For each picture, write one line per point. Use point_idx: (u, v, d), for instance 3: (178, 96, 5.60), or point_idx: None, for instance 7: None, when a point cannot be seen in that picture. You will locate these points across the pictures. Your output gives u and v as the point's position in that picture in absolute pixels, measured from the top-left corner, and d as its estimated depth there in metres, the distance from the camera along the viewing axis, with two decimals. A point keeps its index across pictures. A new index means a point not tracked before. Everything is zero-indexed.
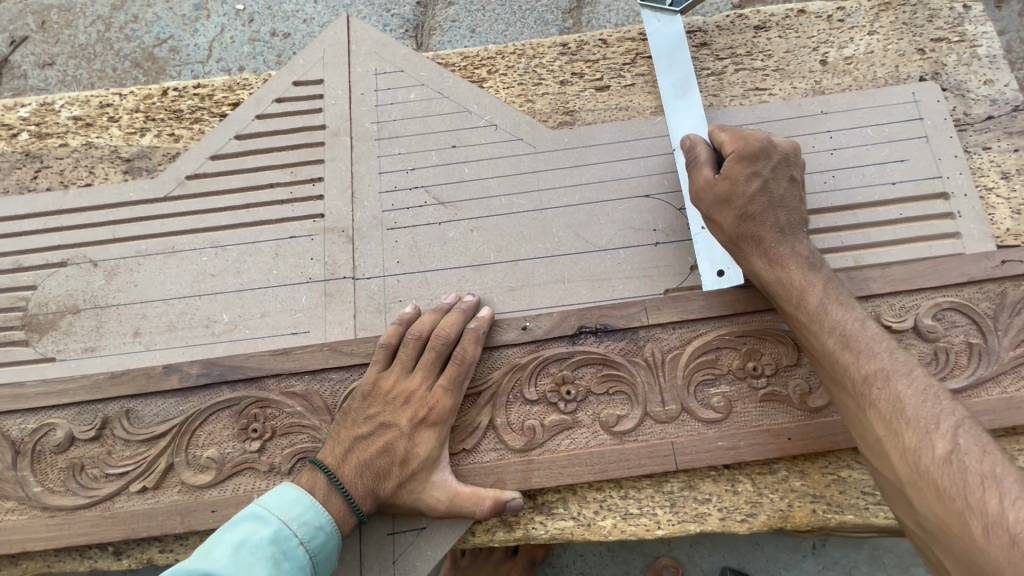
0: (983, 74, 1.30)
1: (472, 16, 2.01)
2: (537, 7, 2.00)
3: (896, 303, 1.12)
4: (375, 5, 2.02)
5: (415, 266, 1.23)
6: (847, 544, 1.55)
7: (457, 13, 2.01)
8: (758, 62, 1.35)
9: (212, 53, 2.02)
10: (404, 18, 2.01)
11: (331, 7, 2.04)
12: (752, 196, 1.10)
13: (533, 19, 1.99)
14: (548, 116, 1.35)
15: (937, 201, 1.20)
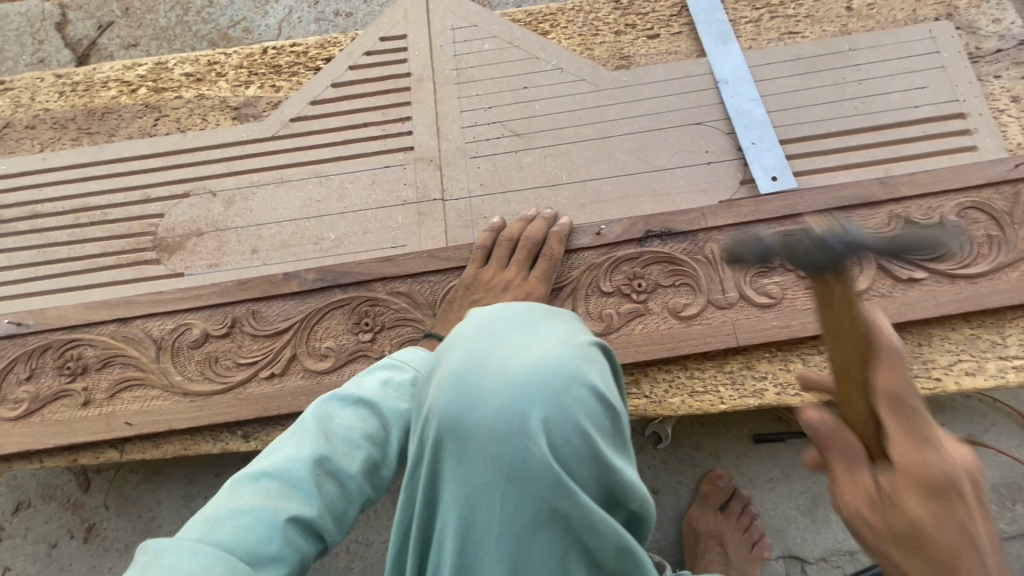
0: (991, 15, 1.47)
1: None
2: None
3: (922, 204, 1.28)
4: None
5: (497, 188, 1.41)
6: None
7: None
8: (790, 11, 1.53)
9: (281, 32, 2.23)
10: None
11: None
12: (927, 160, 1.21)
13: None
14: (606, 61, 1.54)
15: (956, 120, 1.36)
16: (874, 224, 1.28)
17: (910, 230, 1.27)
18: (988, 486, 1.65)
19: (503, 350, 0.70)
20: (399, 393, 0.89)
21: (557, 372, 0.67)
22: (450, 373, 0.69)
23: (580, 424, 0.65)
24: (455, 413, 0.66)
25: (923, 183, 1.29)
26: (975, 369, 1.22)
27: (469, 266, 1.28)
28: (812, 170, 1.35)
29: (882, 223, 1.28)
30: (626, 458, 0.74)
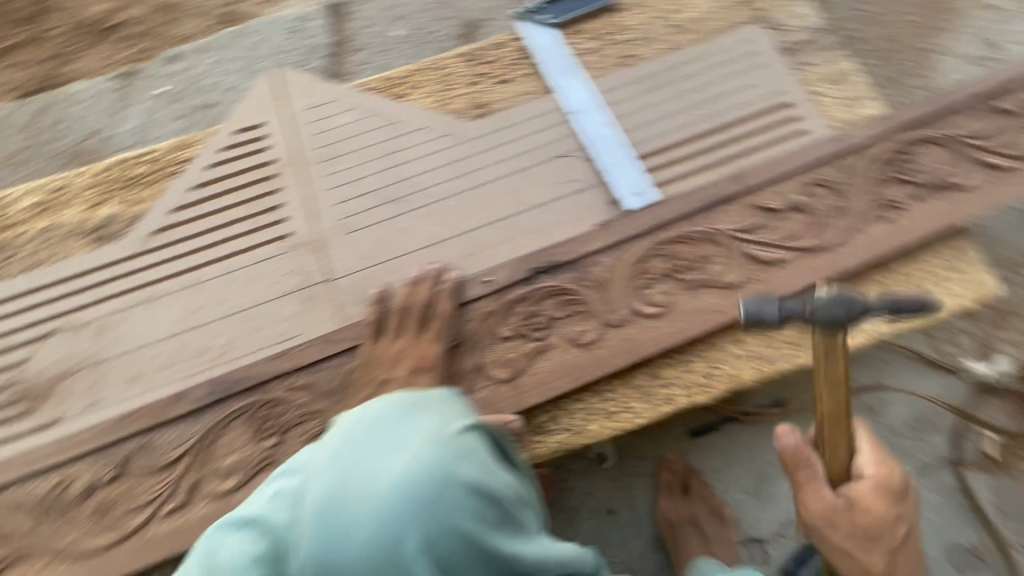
0: (793, 10, 1.63)
1: (379, 53, 2.24)
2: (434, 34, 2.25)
3: (771, 191, 1.39)
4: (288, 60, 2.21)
5: (382, 257, 1.41)
6: (806, 416, 1.79)
7: (365, 53, 2.23)
8: (623, 36, 1.63)
9: None
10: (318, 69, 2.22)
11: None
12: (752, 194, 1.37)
13: (433, 46, 2.23)
14: (466, 112, 1.57)
15: (786, 110, 1.49)
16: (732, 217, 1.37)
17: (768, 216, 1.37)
18: (902, 424, 1.76)
19: (375, 468, 0.75)
20: (285, 501, 0.76)
21: (426, 482, 0.74)
22: (320, 496, 0.73)
23: (456, 530, 0.73)
24: (329, 549, 0.70)
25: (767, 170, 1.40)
26: None
27: (363, 345, 1.30)
28: (672, 178, 1.43)
29: (743, 213, 1.37)
30: (520, 533, 0.82)
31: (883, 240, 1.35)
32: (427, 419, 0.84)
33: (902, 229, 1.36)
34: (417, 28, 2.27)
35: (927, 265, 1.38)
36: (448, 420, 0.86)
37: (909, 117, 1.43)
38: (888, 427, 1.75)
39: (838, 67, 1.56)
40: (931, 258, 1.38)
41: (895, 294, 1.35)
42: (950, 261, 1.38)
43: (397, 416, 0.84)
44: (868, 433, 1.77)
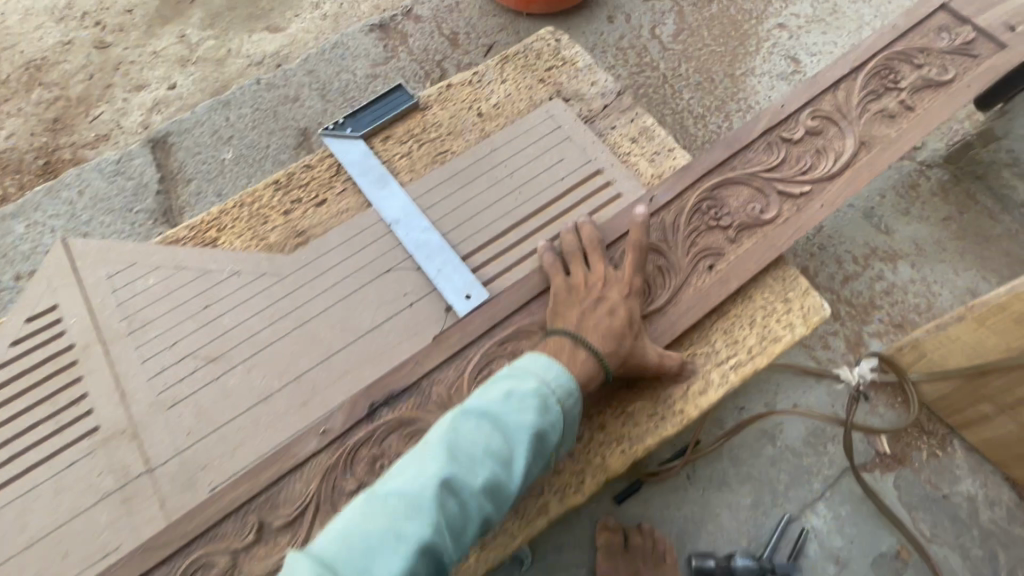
0: (588, 80, 1.70)
1: (213, 183, 2.19)
2: (269, 152, 2.23)
3: (599, 253, 1.32)
4: (117, 211, 2.13)
5: (206, 427, 1.27)
6: (711, 459, 1.76)
7: (199, 185, 2.18)
8: (432, 134, 1.63)
9: None
10: (148, 211, 2.14)
11: (71, 228, 2.10)
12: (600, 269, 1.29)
13: (269, 163, 2.22)
14: (284, 243, 1.50)
15: (597, 177, 1.53)
16: (575, 282, 1.27)
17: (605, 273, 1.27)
18: (801, 442, 1.77)
19: None
20: None
21: None
22: None
23: None
24: None
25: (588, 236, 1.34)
26: (703, 386, 1.31)
27: (197, 541, 1.15)
28: (500, 271, 1.41)
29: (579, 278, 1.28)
30: None
31: (713, 290, 1.35)
32: (516, 408, 0.98)
33: (728, 275, 1.36)
34: (250, 150, 2.23)
35: (763, 303, 1.38)
36: (540, 409, 0.99)
37: (710, 163, 1.48)
38: (788, 448, 1.77)
39: (639, 126, 1.62)
40: (765, 294, 1.39)
41: (739, 338, 1.35)
42: (783, 293, 1.39)
43: (497, 412, 0.97)
44: (771, 460, 1.76)
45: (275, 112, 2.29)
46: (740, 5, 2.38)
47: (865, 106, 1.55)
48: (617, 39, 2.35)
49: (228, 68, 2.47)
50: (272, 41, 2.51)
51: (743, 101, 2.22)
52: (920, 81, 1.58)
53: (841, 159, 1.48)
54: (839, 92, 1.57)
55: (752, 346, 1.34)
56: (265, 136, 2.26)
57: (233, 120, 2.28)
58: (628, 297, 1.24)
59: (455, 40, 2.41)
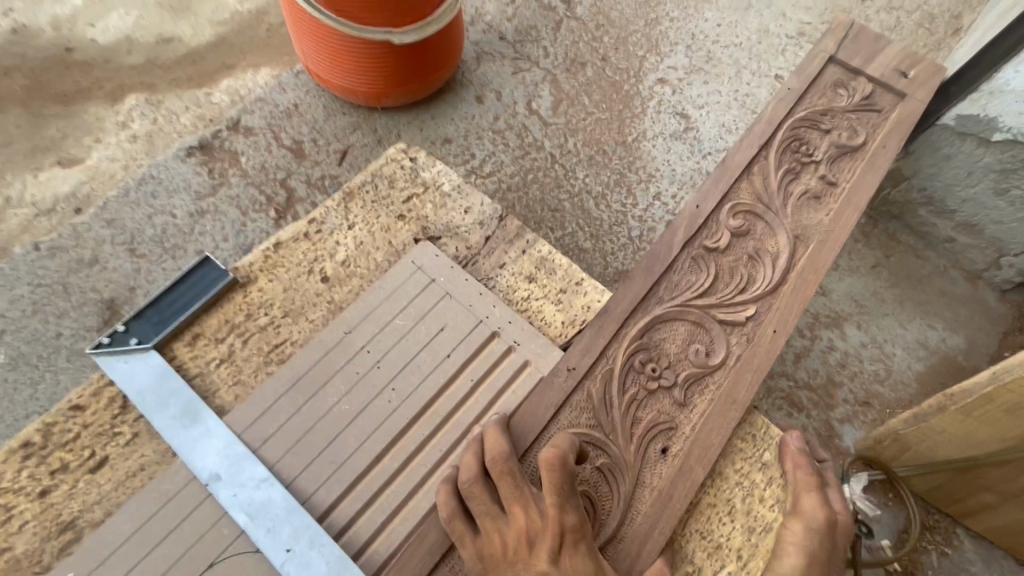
0: (460, 206, 1.35)
1: None
2: (62, 345, 1.63)
3: (511, 484, 0.91)
4: None
5: None
6: None
7: None
8: (262, 320, 1.19)
9: None
10: None
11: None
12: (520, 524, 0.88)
13: (64, 358, 1.62)
14: (41, 551, 0.97)
15: (493, 343, 1.16)
16: (490, 549, 0.88)
17: (526, 524, 0.88)
18: None
19: None
20: None
21: None
22: None
23: None
24: None
25: (491, 457, 0.94)
26: None
27: None
28: (383, 522, 0.98)
29: (493, 539, 0.88)
30: None
31: (675, 487, 1.01)
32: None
33: (688, 458, 1.03)
34: (32, 344, 1.61)
35: (739, 479, 1.06)
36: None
37: (631, 300, 1.17)
38: None
39: (535, 257, 1.28)
40: (738, 466, 1.07)
41: (722, 541, 1.01)
42: (758, 457, 1.08)
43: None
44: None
45: (65, 285, 1.68)
46: (615, 63, 2.12)
47: (786, 189, 1.34)
48: (491, 122, 2.00)
49: (5, 225, 1.74)
50: (67, 181, 1.82)
51: (642, 170, 1.96)
52: (834, 149, 1.40)
53: (779, 264, 1.24)
54: (754, 176, 1.35)
55: (741, 547, 1.01)
56: (53, 321, 1.64)
57: (2, 309, 1.64)
58: (563, 561, 0.85)
59: (299, 151, 1.92)
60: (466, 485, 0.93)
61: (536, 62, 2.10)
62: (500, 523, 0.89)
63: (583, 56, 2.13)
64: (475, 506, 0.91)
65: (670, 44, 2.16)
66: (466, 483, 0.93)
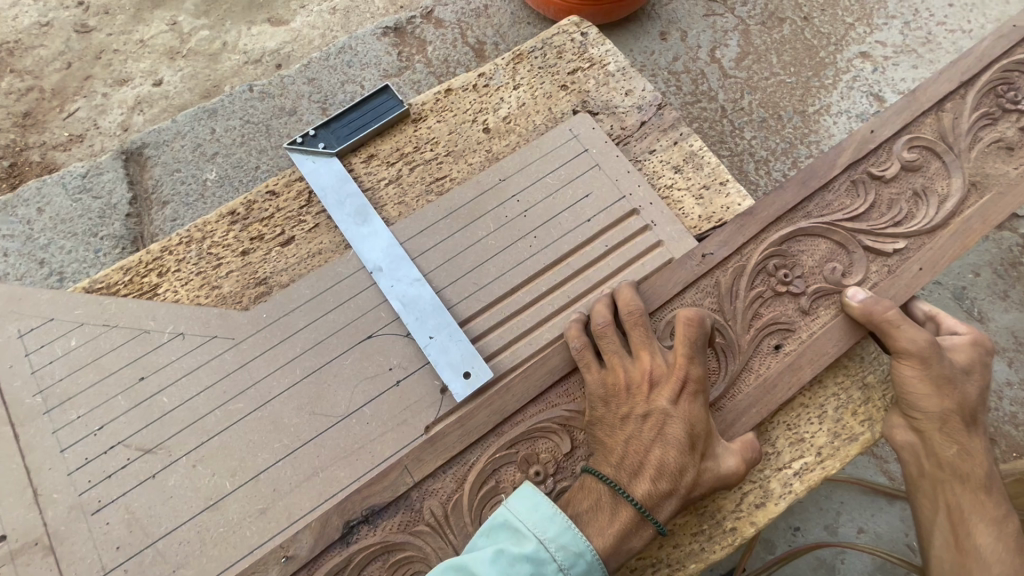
0: (622, 88, 1.38)
1: (192, 208, 1.88)
2: (259, 175, 1.92)
3: (642, 332, 1.03)
4: (78, 235, 1.83)
5: (141, 542, 1.02)
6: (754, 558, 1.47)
7: (175, 210, 1.88)
8: (427, 154, 1.32)
9: None
10: (116, 237, 1.84)
11: (26, 253, 1.80)
12: (645, 368, 1.00)
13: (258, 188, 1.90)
14: (241, 295, 1.20)
15: (631, 219, 1.23)
16: (614, 380, 1.01)
17: (652, 367, 1.00)
18: None
19: None
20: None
21: None
22: None
23: None
24: None
25: (627, 308, 1.05)
26: (762, 497, 1.04)
27: None
28: (510, 341, 1.13)
29: (617, 372, 1.02)
30: None
31: (781, 379, 1.08)
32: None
33: (800, 357, 1.09)
34: (237, 170, 1.92)
35: (836, 391, 1.11)
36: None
37: (779, 207, 1.19)
38: None
39: (685, 150, 1.31)
40: (838, 380, 1.11)
41: (806, 436, 1.08)
42: (860, 378, 1.12)
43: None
44: (823, 524, 1.47)
45: (267, 126, 1.98)
46: (817, 26, 2.05)
47: (974, 134, 1.25)
48: (670, 61, 2.03)
49: (222, 65, 2.19)
50: (273, 37, 2.22)
51: (815, 145, 1.92)
52: None
53: (944, 205, 1.19)
54: (945, 113, 1.27)
55: (823, 446, 1.07)
56: (254, 155, 1.94)
57: (218, 133, 1.97)
58: (682, 402, 0.97)
59: (480, 51, 2.10)
60: (600, 326, 1.05)
61: (730, 8, 2.08)
62: (626, 363, 1.01)
63: (783, 11, 2.08)
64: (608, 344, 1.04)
65: (885, 17, 2.04)
66: (599, 325, 1.05)
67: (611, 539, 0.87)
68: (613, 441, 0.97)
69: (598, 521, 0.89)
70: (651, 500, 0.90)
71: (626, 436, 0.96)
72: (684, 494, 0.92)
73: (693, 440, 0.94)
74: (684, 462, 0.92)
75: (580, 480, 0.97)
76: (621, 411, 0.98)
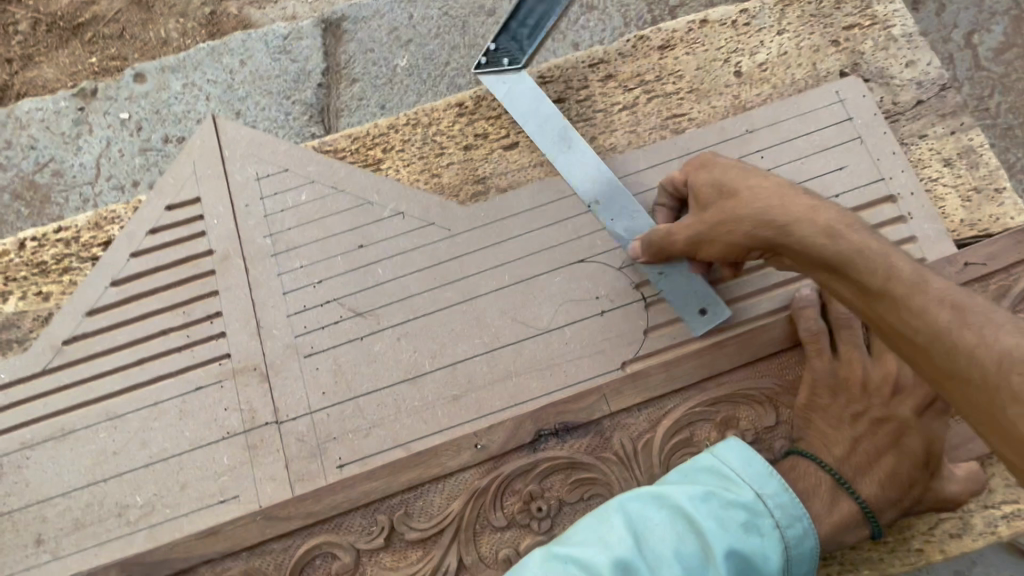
0: (903, 57, 1.21)
1: (379, 90, 1.89)
2: (448, 71, 1.89)
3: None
4: (273, 94, 1.89)
5: (344, 393, 1.10)
6: None
7: (363, 89, 1.90)
8: (669, 87, 1.24)
9: (100, 171, 1.87)
10: (306, 104, 1.89)
11: (225, 101, 1.90)
12: (890, 371, 0.96)
13: (445, 85, 1.88)
14: (458, 189, 1.21)
15: (884, 205, 1.11)
16: (847, 374, 0.98)
17: (899, 375, 0.95)
18: None
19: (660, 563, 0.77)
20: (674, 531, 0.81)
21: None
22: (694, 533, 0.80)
23: None
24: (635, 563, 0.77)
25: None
26: (960, 529, 0.99)
27: (332, 530, 1.04)
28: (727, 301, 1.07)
29: (853, 367, 0.98)
30: None
31: None
32: (723, 519, 0.81)
33: None
34: (427, 61, 1.90)
35: None
36: (751, 528, 0.82)
37: None
38: None
39: (961, 143, 1.16)
40: None
41: None
42: None
43: (697, 516, 0.81)
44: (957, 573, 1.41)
45: (464, 23, 1.92)
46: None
47: None
48: None
49: None
50: None
51: None
52: None
53: None
54: None
55: None
56: (446, 50, 1.90)
57: (416, 20, 1.93)
58: (926, 419, 0.93)
59: None
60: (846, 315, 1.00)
61: None
62: (867, 360, 0.98)
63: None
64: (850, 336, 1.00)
65: None
66: (846, 315, 1.00)
67: (831, 528, 0.89)
68: (834, 433, 0.96)
69: (818, 505, 0.90)
70: (874, 502, 0.91)
71: (851, 434, 0.95)
72: (905, 507, 0.92)
73: (928, 457, 0.92)
74: (915, 477, 0.91)
75: (785, 459, 0.97)
76: (849, 407, 0.97)
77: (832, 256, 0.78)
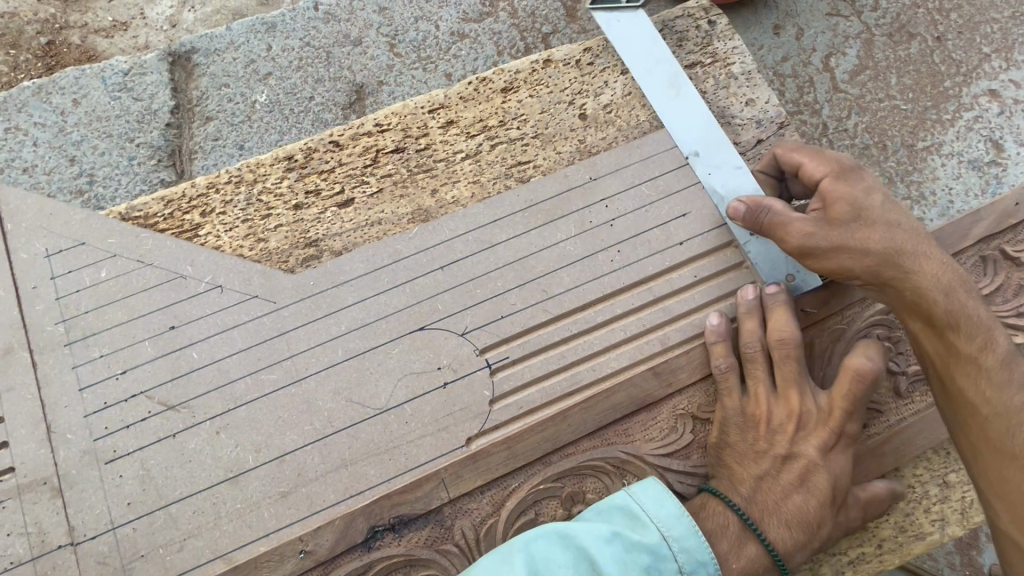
0: (743, 95, 1.20)
1: (237, 130, 1.74)
2: (312, 106, 1.76)
3: (795, 368, 0.97)
4: (113, 137, 1.70)
5: (154, 503, 0.96)
6: None
7: (219, 128, 1.74)
8: (514, 131, 1.17)
9: None
10: (153, 146, 1.71)
11: (57, 147, 1.67)
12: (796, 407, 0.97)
13: (309, 121, 1.76)
14: (287, 254, 1.09)
15: (728, 251, 1.09)
16: (755, 410, 0.98)
17: (802, 412, 0.97)
18: None
19: None
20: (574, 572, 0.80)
21: None
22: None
23: None
24: None
25: (779, 339, 0.98)
26: None
27: None
28: (572, 362, 1.02)
29: (759, 404, 0.98)
30: None
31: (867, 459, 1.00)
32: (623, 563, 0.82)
33: (889, 443, 1.00)
34: (289, 96, 1.76)
35: (911, 484, 1.02)
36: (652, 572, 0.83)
37: None
38: None
39: None
40: (917, 472, 1.02)
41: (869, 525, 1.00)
42: (942, 475, 1.02)
43: (598, 562, 0.81)
44: None
45: (328, 53, 1.80)
46: (950, 49, 1.67)
47: None
48: (777, 61, 1.71)
49: None
50: None
51: (914, 187, 1.60)
52: None
53: None
54: None
55: (886, 538, 1.00)
56: (310, 83, 1.78)
57: (275, 52, 1.79)
58: (829, 458, 0.95)
59: (571, 10, 1.88)
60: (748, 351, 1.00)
61: (857, 12, 1.71)
62: (772, 397, 0.98)
63: (916, 25, 1.69)
64: (754, 372, 1.00)
65: None
66: (748, 349, 1.00)
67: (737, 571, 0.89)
68: (741, 471, 0.96)
69: (724, 547, 0.90)
70: (784, 546, 0.91)
71: (758, 472, 0.95)
72: (814, 547, 0.93)
73: (835, 495, 0.93)
74: (823, 515, 0.92)
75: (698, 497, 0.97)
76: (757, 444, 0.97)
77: (888, 276, 0.94)
